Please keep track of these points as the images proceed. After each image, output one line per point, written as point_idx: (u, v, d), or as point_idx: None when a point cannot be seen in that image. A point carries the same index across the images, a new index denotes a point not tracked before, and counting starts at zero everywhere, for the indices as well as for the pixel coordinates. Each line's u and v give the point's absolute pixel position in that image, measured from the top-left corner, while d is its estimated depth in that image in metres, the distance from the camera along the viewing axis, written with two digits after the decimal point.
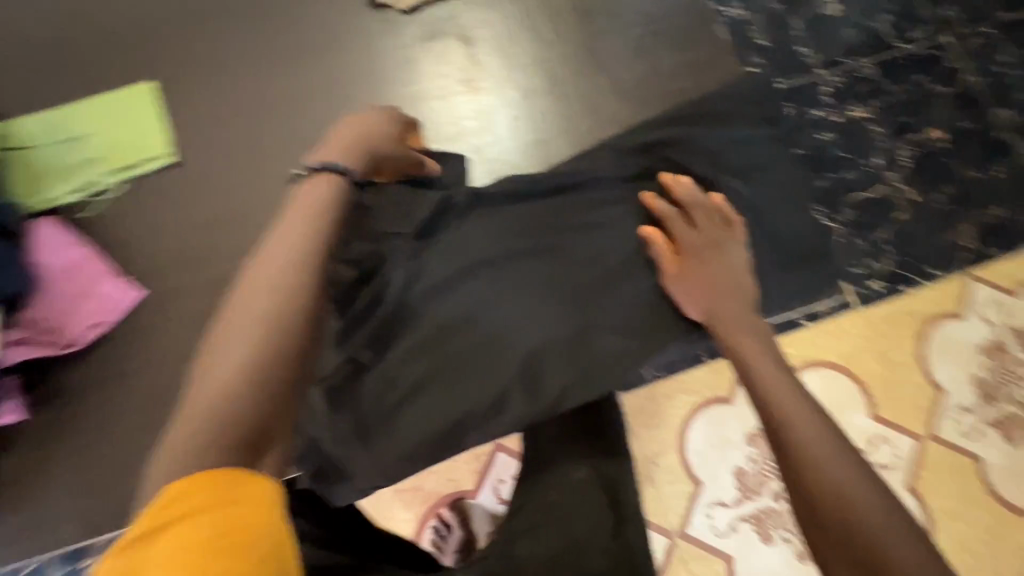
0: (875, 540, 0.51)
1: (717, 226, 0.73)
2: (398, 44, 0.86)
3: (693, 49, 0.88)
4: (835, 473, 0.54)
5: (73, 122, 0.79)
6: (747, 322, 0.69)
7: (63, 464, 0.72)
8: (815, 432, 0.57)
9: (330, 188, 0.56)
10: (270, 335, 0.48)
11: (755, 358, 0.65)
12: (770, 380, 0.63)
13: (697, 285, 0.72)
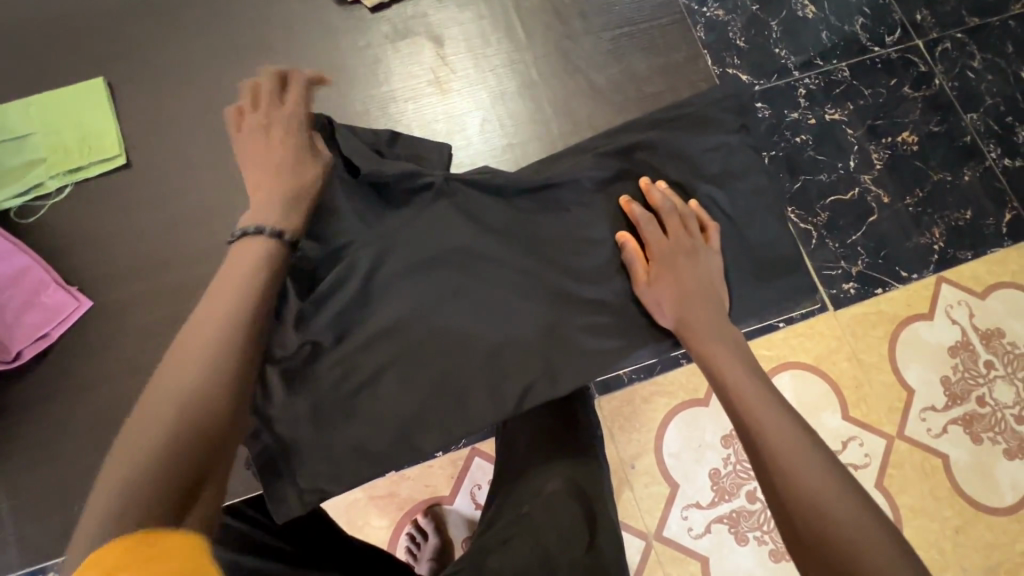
0: (854, 548, 0.48)
1: (688, 231, 0.73)
2: (367, 41, 0.83)
3: (670, 51, 0.86)
4: (809, 481, 0.52)
5: (14, 120, 0.74)
6: (719, 329, 0.68)
7: (5, 484, 0.67)
8: (787, 440, 0.55)
9: (262, 253, 0.51)
10: (215, 374, 0.44)
11: (726, 366, 0.64)
12: (742, 388, 0.61)
13: (668, 292, 0.70)
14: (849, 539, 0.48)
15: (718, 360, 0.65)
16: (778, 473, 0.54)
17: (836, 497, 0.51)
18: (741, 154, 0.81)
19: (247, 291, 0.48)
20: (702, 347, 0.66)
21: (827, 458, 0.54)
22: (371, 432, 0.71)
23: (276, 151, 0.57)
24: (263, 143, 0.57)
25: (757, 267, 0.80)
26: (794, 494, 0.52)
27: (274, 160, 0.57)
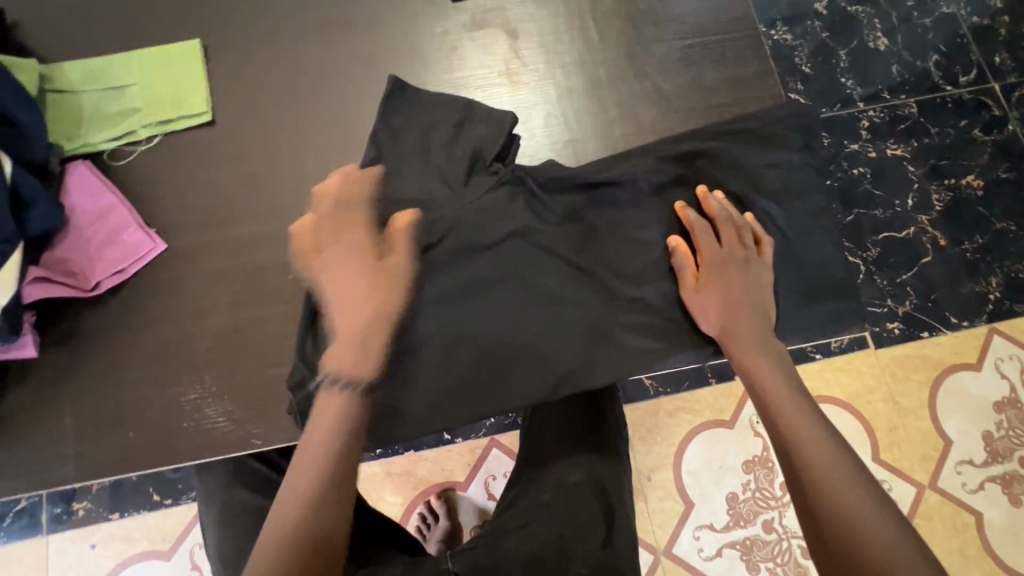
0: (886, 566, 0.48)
1: (742, 243, 0.73)
2: (444, 28, 0.86)
3: (740, 65, 0.86)
4: (843, 495, 0.52)
5: (117, 72, 0.80)
6: (762, 341, 0.68)
7: (60, 405, 0.70)
8: (823, 455, 0.55)
9: (343, 406, 0.59)
10: (313, 508, 0.54)
11: (766, 377, 0.64)
12: (781, 399, 0.61)
13: (712, 301, 0.71)
14: (881, 557, 0.48)
15: (757, 370, 0.65)
16: (810, 484, 0.54)
17: (870, 513, 0.51)
18: (801, 175, 0.81)
19: (339, 426, 0.58)
20: (743, 356, 0.67)
21: (862, 473, 0.54)
22: (404, 405, 0.73)
23: (365, 275, 0.63)
24: (352, 292, 0.62)
25: (807, 291, 0.79)
26: (826, 505, 0.52)
27: (359, 295, 0.62)
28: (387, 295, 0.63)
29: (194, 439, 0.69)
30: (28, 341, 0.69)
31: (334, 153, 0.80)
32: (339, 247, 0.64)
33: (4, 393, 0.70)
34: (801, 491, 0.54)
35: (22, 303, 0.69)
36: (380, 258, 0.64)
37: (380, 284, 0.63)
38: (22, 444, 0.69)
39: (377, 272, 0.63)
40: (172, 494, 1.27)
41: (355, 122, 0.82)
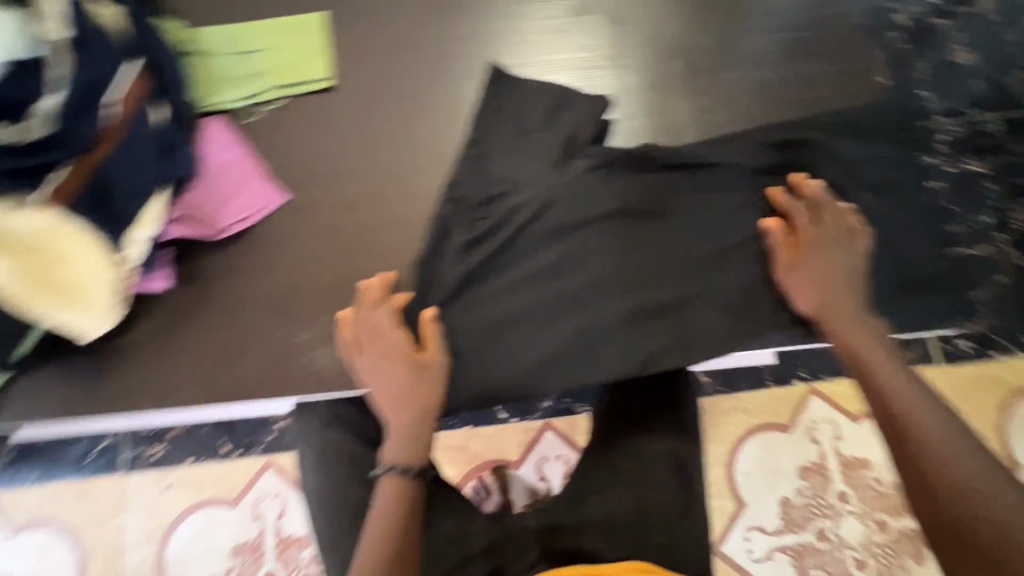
0: (990, 515, 0.54)
1: (840, 227, 0.73)
2: (550, 13, 0.90)
3: (836, 64, 0.88)
4: (950, 458, 0.57)
5: (247, 36, 0.86)
6: (861, 315, 0.70)
7: (187, 336, 0.77)
8: (928, 422, 0.60)
9: (406, 485, 0.69)
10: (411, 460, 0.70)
11: (870, 351, 0.67)
12: (881, 371, 0.65)
13: (808, 277, 0.72)
14: (985, 510, 0.54)
15: (859, 345, 0.68)
16: (919, 450, 0.59)
17: (974, 469, 0.56)
18: (897, 171, 0.82)
19: (425, 396, 0.72)
20: (845, 330, 0.69)
21: (974, 450, 0.57)
22: (498, 369, 0.77)
23: (400, 364, 0.71)
24: (393, 370, 0.71)
25: (892, 286, 0.81)
26: (941, 482, 0.56)
27: (409, 421, 0.70)
28: (426, 389, 0.72)
29: (308, 376, 0.75)
30: (166, 275, 0.77)
31: (443, 125, 0.86)
32: (375, 382, 0.71)
33: (137, 320, 0.77)
34: (908, 455, 0.59)
35: (161, 240, 0.76)
36: (417, 357, 0.72)
37: (429, 387, 0.72)
38: (151, 367, 0.76)
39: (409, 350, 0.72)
40: (240, 446, 1.34)
41: (463, 97, 0.87)
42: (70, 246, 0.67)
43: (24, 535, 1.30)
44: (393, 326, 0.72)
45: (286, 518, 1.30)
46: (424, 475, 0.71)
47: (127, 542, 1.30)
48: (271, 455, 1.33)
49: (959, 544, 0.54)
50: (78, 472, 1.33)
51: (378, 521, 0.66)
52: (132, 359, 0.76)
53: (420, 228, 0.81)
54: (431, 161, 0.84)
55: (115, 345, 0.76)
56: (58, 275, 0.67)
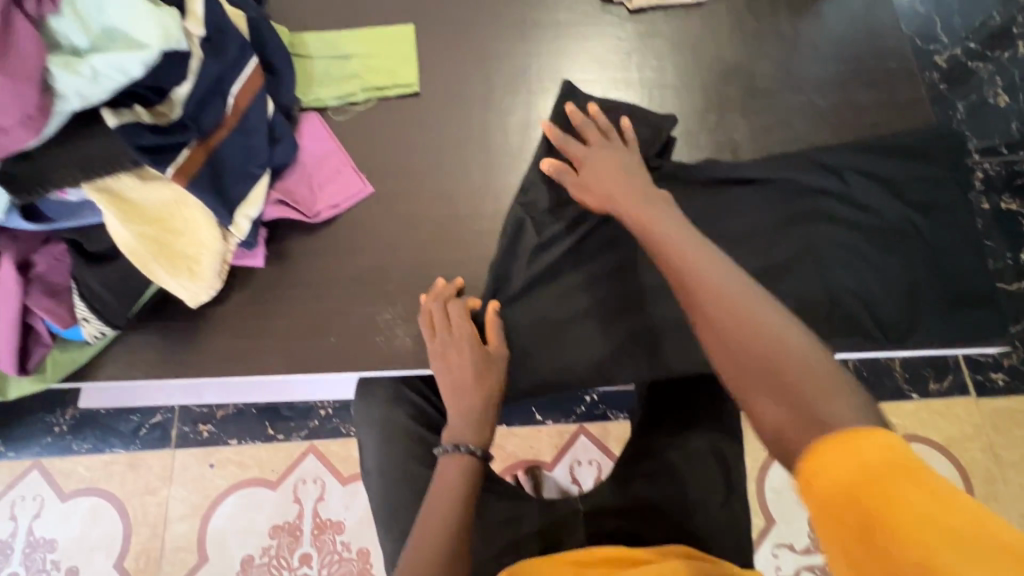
0: (821, 377, 0.53)
1: (607, 138, 0.82)
2: (620, 34, 0.97)
3: (891, 93, 0.93)
4: (749, 314, 0.58)
5: (344, 42, 0.94)
6: (654, 202, 0.74)
7: (276, 309, 0.83)
8: (727, 285, 0.61)
9: (464, 465, 0.71)
10: (467, 453, 0.72)
11: (665, 229, 0.69)
12: (677, 243, 0.67)
13: (600, 175, 0.78)
14: (783, 361, 0.54)
15: (662, 227, 0.70)
16: (708, 306, 0.60)
17: (792, 334, 0.56)
18: (945, 193, 0.87)
19: (491, 390, 0.75)
20: (643, 215, 0.72)
21: (759, 308, 0.58)
22: (562, 361, 0.82)
23: (470, 351, 0.75)
24: (466, 357, 0.75)
25: (941, 303, 0.84)
26: (764, 345, 0.56)
27: (473, 403, 0.74)
28: (487, 378, 0.75)
29: (385, 353, 0.80)
30: (260, 254, 0.82)
31: (517, 130, 0.92)
32: (446, 364, 0.75)
33: (231, 292, 0.83)
34: (702, 313, 0.60)
35: (262, 220, 0.83)
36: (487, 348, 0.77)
37: (490, 377, 0.75)
38: (241, 336, 0.82)
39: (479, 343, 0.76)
40: (284, 430, 1.39)
41: (537, 107, 0.93)
42: (189, 219, 0.74)
43: (72, 503, 1.35)
44: (458, 319, 0.77)
45: (325, 501, 1.34)
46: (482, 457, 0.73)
47: (170, 516, 1.34)
48: (313, 440, 1.38)
49: (771, 399, 0.53)
50: (129, 445, 1.38)
51: (435, 498, 0.69)
52: (223, 327, 0.82)
53: (495, 223, 0.87)
54: (505, 163, 0.90)
55: (209, 313, 0.82)
56: (178, 245, 0.75)
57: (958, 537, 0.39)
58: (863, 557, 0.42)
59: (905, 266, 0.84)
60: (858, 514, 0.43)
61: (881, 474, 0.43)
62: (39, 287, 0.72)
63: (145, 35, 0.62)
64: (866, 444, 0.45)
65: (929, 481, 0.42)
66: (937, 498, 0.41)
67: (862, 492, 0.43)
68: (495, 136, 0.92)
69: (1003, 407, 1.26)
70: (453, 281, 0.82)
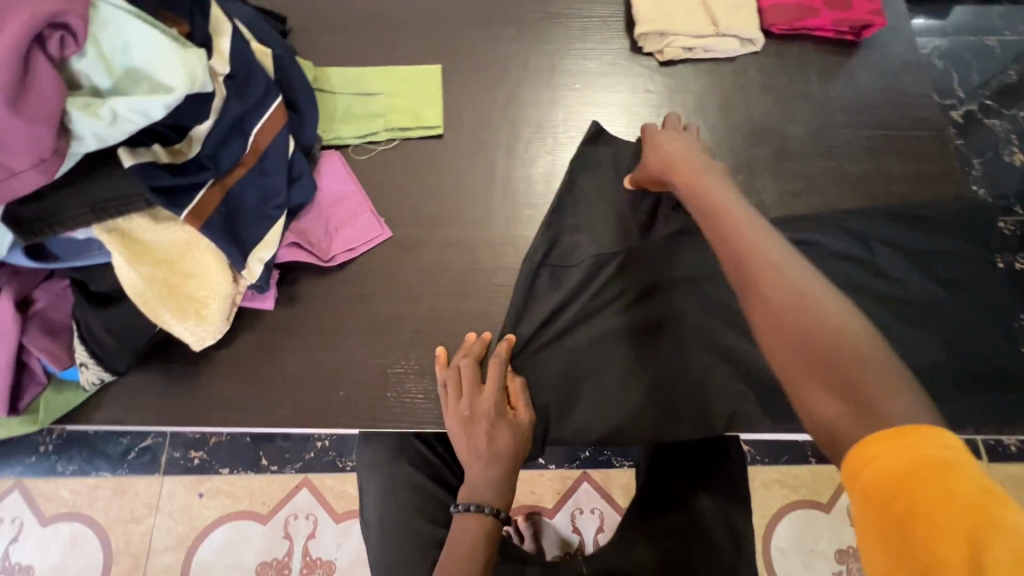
0: (879, 368, 0.48)
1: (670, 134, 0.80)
2: (648, 86, 0.97)
3: (921, 161, 0.92)
4: (810, 296, 0.53)
5: (368, 80, 0.93)
6: (711, 173, 0.71)
7: (282, 354, 0.80)
8: (785, 265, 0.56)
9: (482, 527, 0.67)
10: (486, 514, 0.68)
11: (720, 195, 0.67)
12: (734, 214, 0.64)
13: (655, 159, 0.77)
14: (838, 340, 0.50)
15: (714, 201, 0.67)
16: (761, 285, 0.55)
17: (851, 321, 0.51)
18: (969, 269, 0.84)
19: (516, 454, 0.71)
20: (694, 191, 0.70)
21: (811, 281, 0.54)
22: (574, 423, 0.77)
23: (495, 414, 0.71)
24: (493, 421, 0.70)
25: (970, 382, 0.81)
26: (816, 319, 0.52)
27: (497, 469, 0.69)
28: (513, 446, 0.70)
29: (394, 408, 0.77)
30: (270, 297, 0.79)
31: (541, 179, 0.90)
32: (471, 430, 0.70)
33: (237, 334, 0.80)
34: (754, 289, 0.56)
35: (275, 261, 0.80)
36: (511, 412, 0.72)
37: (516, 446, 0.71)
38: (244, 382, 0.78)
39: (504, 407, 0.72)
40: (278, 461, 1.34)
41: (562, 156, 0.92)
42: (200, 261, 0.72)
43: (52, 528, 1.29)
44: (490, 381, 0.72)
45: (316, 538, 1.29)
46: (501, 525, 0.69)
47: (153, 547, 1.29)
48: (307, 474, 1.33)
49: (824, 382, 0.49)
50: (116, 469, 1.33)
51: (447, 561, 0.65)
52: (226, 371, 0.79)
53: (513, 274, 0.85)
54: (527, 213, 0.88)
55: (213, 356, 0.79)
56: (187, 287, 0.72)
57: (1007, 533, 0.36)
58: (894, 542, 0.40)
59: (932, 341, 0.81)
60: (901, 502, 0.40)
61: (936, 468, 0.40)
62: (39, 326, 0.69)
63: (170, 78, 0.60)
64: (925, 439, 0.41)
65: (988, 484, 0.39)
66: (990, 495, 0.38)
67: (910, 483, 0.40)
68: (518, 183, 0.90)
69: None
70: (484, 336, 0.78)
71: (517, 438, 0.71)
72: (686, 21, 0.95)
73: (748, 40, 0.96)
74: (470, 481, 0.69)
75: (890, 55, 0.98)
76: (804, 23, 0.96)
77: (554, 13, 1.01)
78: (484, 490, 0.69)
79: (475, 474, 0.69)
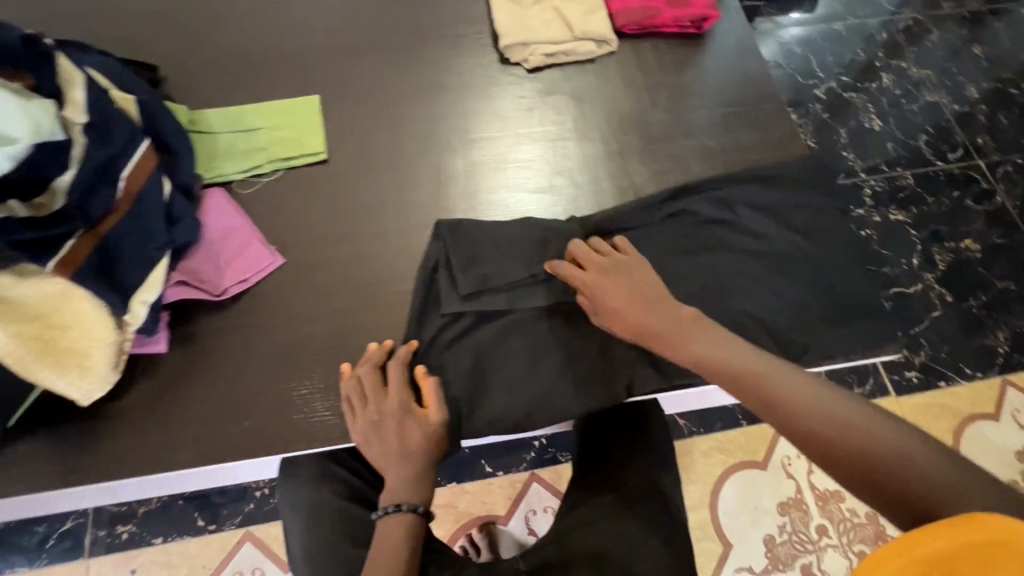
0: (892, 445, 0.54)
1: (603, 254, 0.78)
2: (522, 93, 1.03)
3: (769, 130, 1.02)
4: (817, 411, 0.59)
5: (247, 117, 0.95)
6: (663, 301, 0.73)
7: (181, 396, 0.78)
8: (790, 391, 0.61)
9: (405, 530, 0.67)
10: (405, 516, 0.67)
11: (694, 340, 0.69)
12: (721, 360, 0.66)
13: (620, 314, 0.73)
14: (857, 441, 0.55)
15: (695, 333, 0.69)
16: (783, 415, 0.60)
17: (848, 408, 0.58)
18: (821, 215, 0.93)
19: (430, 450, 0.71)
20: (678, 330, 0.70)
21: (818, 396, 0.60)
22: (485, 416, 0.79)
23: (401, 416, 0.71)
24: (401, 424, 0.70)
25: (836, 316, 0.88)
26: (838, 430, 0.57)
27: (411, 467, 0.69)
28: (425, 441, 0.71)
29: (304, 430, 0.78)
30: (162, 339, 0.78)
31: (430, 190, 0.94)
32: (381, 436, 0.70)
33: (130, 383, 0.78)
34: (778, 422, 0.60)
35: (163, 303, 0.79)
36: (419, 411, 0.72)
37: (429, 441, 0.71)
38: (143, 429, 0.77)
39: (412, 407, 0.72)
40: (216, 520, 1.27)
41: (448, 167, 0.96)
42: (78, 312, 0.71)
43: None
44: (393, 380, 0.73)
45: None
46: (426, 521, 0.69)
47: None
48: (249, 527, 1.27)
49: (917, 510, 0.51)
50: (34, 560, 1.23)
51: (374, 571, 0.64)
52: (123, 421, 0.77)
53: (409, 282, 0.87)
54: (418, 223, 0.92)
55: (107, 408, 0.77)
56: (67, 339, 0.71)
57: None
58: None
59: (800, 283, 0.89)
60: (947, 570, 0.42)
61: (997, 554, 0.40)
62: None
63: (13, 130, 0.64)
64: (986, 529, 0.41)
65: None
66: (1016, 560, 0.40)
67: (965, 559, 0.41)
68: (408, 196, 0.93)
69: (919, 401, 1.43)
70: (387, 343, 0.79)
71: (431, 436, 0.71)
72: (544, 31, 1.03)
73: (605, 42, 1.06)
74: (388, 486, 0.69)
75: (731, 42, 1.09)
76: (651, 22, 1.06)
77: (424, 36, 1.06)
78: (401, 492, 0.68)
79: (391, 477, 0.69)
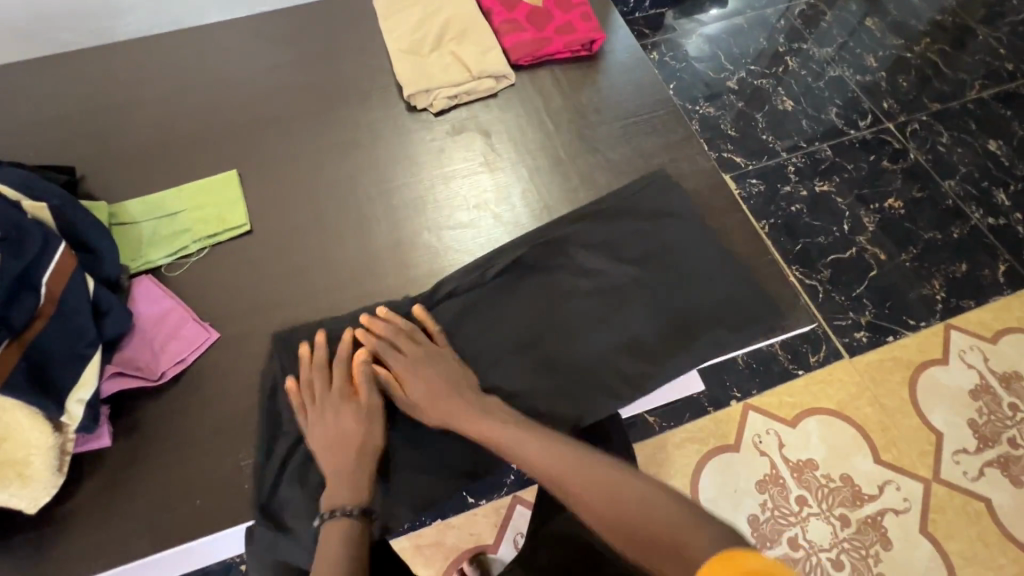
0: (656, 506, 0.59)
1: (415, 341, 0.81)
2: (433, 136, 1.08)
3: (669, 135, 1.09)
4: (600, 482, 0.64)
5: (168, 202, 0.97)
6: (467, 391, 0.77)
7: (132, 486, 0.79)
8: (579, 465, 0.66)
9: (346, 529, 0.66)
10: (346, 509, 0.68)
11: (492, 427, 0.73)
12: (517, 444, 0.70)
13: (425, 397, 0.77)
14: (630, 509, 0.60)
15: (493, 417, 0.74)
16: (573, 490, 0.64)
17: (621, 476, 0.64)
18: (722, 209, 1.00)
19: (376, 438, 0.75)
20: (482, 418, 0.74)
21: (599, 467, 0.65)
22: (435, 452, 0.83)
23: (352, 409, 0.75)
24: (348, 414, 0.74)
25: (755, 298, 0.94)
26: (611, 501, 0.62)
27: (353, 458, 0.72)
28: (363, 431, 0.74)
29: (260, 498, 0.79)
30: (105, 433, 0.80)
31: (355, 244, 0.98)
32: (330, 425, 0.74)
33: (80, 482, 0.79)
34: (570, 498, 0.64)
35: (101, 397, 0.80)
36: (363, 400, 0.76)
37: (365, 425, 0.74)
38: (97, 527, 0.77)
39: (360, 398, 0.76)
40: None
41: (371, 218, 1.00)
42: (8, 422, 0.72)
43: None
44: (337, 374, 0.78)
45: None
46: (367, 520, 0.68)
47: None
48: None
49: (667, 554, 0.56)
50: None
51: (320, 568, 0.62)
52: (75, 522, 0.77)
53: None
54: (347, 277, 0.95)
55: (58, 512, 0.77)
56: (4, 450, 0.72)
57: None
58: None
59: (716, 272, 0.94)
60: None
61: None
62: None
63: None
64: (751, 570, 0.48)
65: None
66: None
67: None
68: (336, 252, 0.97)
69: (872, 359, 1.48)
70: (320, 334, 0.81)
71: (373, 425, 0.75)
72: (444, 77, 1.09)
73: (505, 76, 1.12)
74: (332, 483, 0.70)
75: (622, 58, 1.17)
76: (543, 52, 1.13)
77: (332, 97, 1.11)
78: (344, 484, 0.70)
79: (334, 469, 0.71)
